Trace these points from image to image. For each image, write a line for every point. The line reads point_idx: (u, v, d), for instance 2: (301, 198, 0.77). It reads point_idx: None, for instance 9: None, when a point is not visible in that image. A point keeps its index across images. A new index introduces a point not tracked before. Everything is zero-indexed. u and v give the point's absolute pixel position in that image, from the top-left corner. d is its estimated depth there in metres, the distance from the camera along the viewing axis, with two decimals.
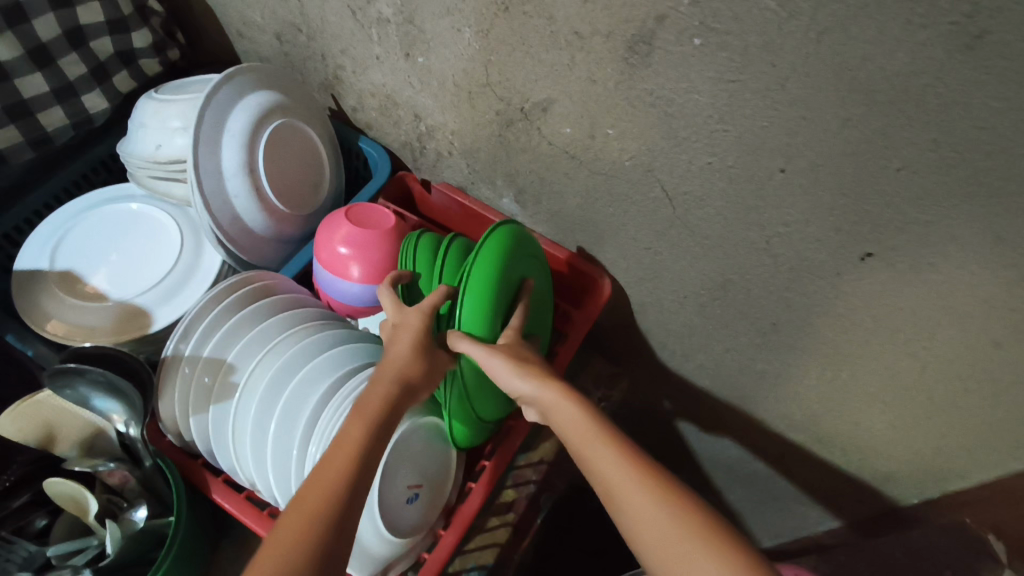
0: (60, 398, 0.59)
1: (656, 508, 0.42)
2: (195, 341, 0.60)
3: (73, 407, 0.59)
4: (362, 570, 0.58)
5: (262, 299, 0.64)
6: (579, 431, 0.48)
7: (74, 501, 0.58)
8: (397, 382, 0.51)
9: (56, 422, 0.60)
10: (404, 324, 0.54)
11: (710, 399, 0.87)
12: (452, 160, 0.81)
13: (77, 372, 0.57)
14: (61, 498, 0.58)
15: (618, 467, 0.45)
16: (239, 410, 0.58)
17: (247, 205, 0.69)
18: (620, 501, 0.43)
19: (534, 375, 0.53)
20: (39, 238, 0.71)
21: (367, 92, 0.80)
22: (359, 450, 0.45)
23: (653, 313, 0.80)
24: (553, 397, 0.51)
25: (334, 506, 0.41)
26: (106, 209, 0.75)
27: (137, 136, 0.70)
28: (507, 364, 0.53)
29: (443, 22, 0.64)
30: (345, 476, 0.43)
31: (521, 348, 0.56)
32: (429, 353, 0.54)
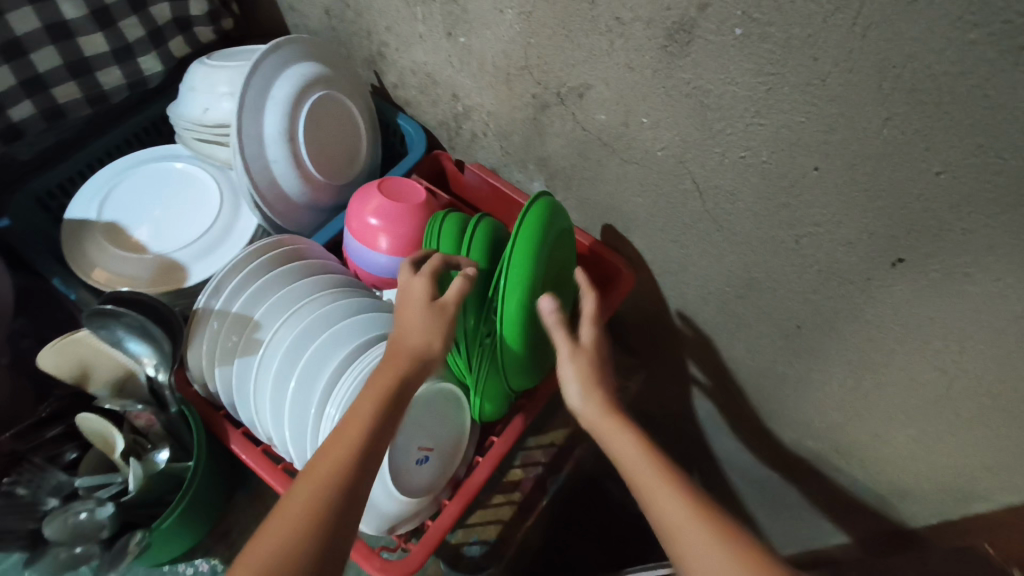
0: (97, 338, 0.61)
1: (699, 525, 0.45)
2: (227, 296, 0.62)
3: (107, 348, 0.62)
4: (370, 528, 0.59)
5: (292, 261, 0.67)
6: (637, 459, 0.50)
7: (102, 437, 0.61)
8: (410, 358, 0.53)
9: (90, 361, 0.62)
10: (410, 292, 0.55)
11: (732, 401, 0.86)
12: (487, 141, 0.82)
13: (114, 315, 0.58)
14: (91, 434, 0.61)
15: (669, 496, 0.47)
16: (261, 365, 0.60)
17: (284, 170, 0.71)
18: (671, 524, 0.46)
19: (596, 392, 0.56)
20: (89, 190, 0.74)
21: (407, 70, 0.82)
22: (365, 440, 0.47)
23: (677, 308, 0.79)
24: (613, 420, 0.54)
25: (339, 480, 0.44)
26: (153, 166, 0.77)
27: (186, 98, 0.73)
28: (577, 368, 0.57)
29: (485, 5, 0.64)
30: (345, 470, 0.45)
31: (596, 355, 0.59)
32: (439, 311, 0.54)
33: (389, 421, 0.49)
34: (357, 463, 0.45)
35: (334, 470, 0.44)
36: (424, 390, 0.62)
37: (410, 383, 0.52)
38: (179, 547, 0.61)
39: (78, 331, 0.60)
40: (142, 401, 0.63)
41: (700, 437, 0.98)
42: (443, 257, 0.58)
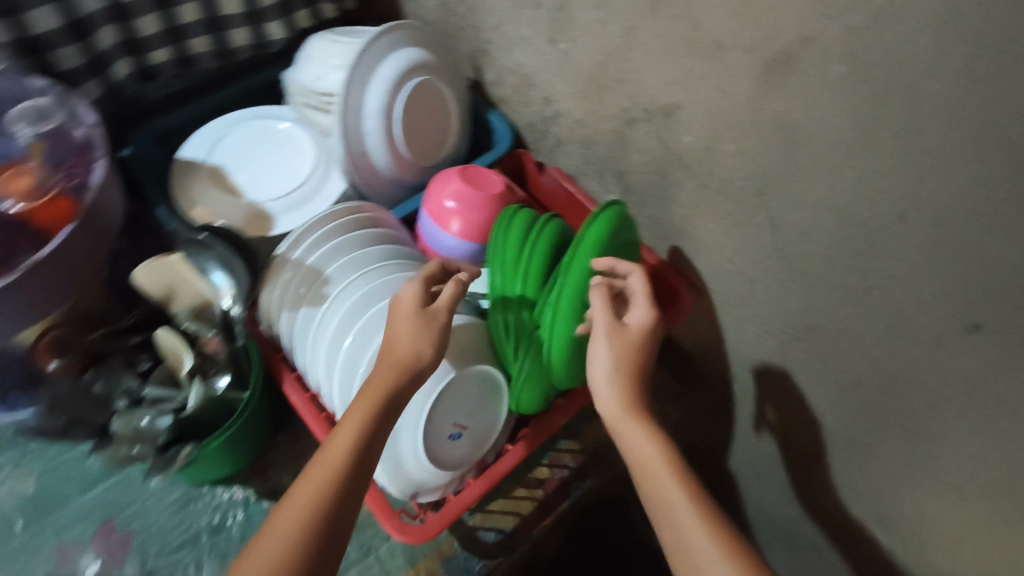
0: (185, 265, 0.64)
1: (702, 536, 0.51)
2: (304, 249, 0.67)
3: (192, 275, 0.64)
4: (396, 490, 0.62)
5: (367, 227, 0.71)
6: (651, 458, 0.57)
7: (174, 354, 0.64)
8: (400, 368, 0.55)
9: (176, 284, 0.65)
10: (403, 297, 0.59)
11: (769, 448, 0.84)
12: (570, 147, 0.84)
13: (203, 245, 0.64)
14: (166, 349, 0.64)
15: (681, 497, 0.54)
16: (323, 317, 0.64)
17: (376, 144, 0.75)
18: (677, 521, 0.53)
19: (622, 386, 0.60)
20: (202, 134, 0.80)
21: (506, 69, 0.85)
22: (338, 479, 0.50)
23: (733, 341, 0.79)
24: (631, 423, 0.59)
25: (323, 500, 0.49)
26: (264, 118, 0.82)
27: (301, 66, 0.79)
28: (610, 353, 0.60)
29: (592, 16, 0.67)
30: (331, 488, 0.50)
31: (635, 344, 0.61)
32: (429, 317, 0.58)
33: (379, 436, 0.53)
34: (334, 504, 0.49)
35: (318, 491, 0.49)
36: (467, 371, 0.64)
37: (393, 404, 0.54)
38: (223, 469, 0.66)
39: (179, 253, 0.64)
40: (215, 329, 0.63)
41: (733, 480, 0.95)
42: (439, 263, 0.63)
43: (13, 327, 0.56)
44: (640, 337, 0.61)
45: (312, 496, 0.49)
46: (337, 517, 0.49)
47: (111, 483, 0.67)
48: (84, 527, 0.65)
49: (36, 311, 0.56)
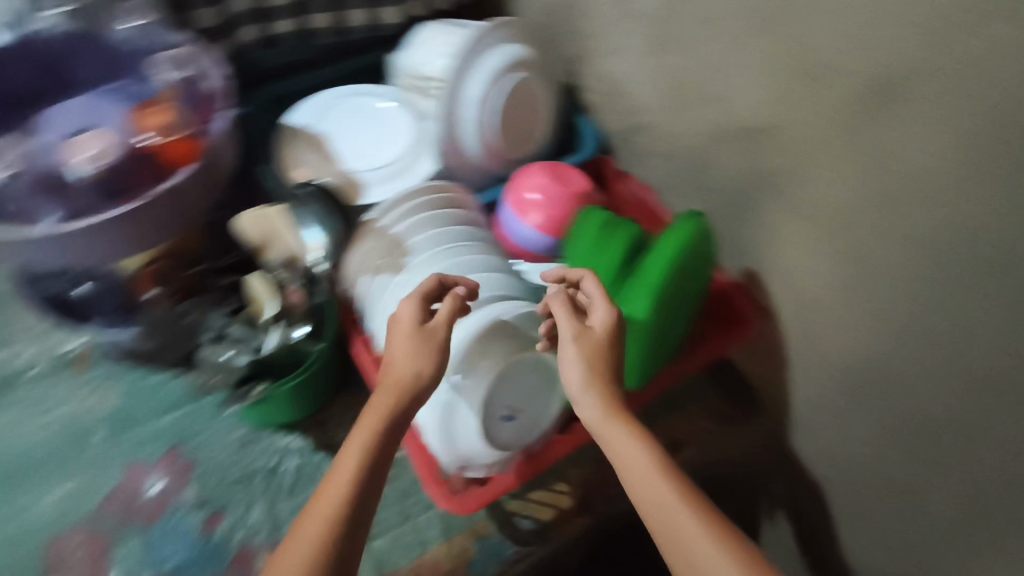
0: (283, 218, 0.70)
1: (701, 536, 0.49)
2: (391, 220, 0.70)
3: (286, 229, 0.69)
4: (445, 459, 0.63)
5: (451, 208, 0.74)
6: (637, 463, 0.53)
7: (259, 298, 0.68)
8: (400, 387, 0.55)
9: (272, 236, 0.70)
10: (399, 316, 0.58)
11: (814, 502, 0.80)
12: (651, 159, 0.84)
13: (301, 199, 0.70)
14: (253, 293, 0.68)
15: (672, 499, 0.51)
16: (399, 285, 0.66)
17: (470, 130, 0.78)
18: (671, 526, 0.50)
19: (599, 391, 0.56)
20: (312, 104, 0.85)
21: (598, 77, 0.85)
22: (348, 499, 0.50)
23: (791, 380, 0.75)
24: (615, 426, 0.55)
25: (336, 522, 0.48)
26: (369, 94, 0.86)
27: (409, 49, 0.83)
28: (579, 360, 0.57)
29: (697, 29, 0.68)
30: (343, 509, 0.49)
31: (603, 344, 0.58)
32: (428, 334, 0.57)
33: (387, 455, 0.53)
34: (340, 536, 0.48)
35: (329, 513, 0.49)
36: (530, 354, 0.65)
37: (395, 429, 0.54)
38: (289, 415, 0.69)
39: (280, 205, 0.70)
40: (298, 279, 0.67)
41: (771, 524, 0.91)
42: (438, 277, 0.61)
43: (122, 253, 0.60)
44: (607, 337, 0.58)
45: (314, 533, 0.48)
46: (343, 550, 0.48)
47: (183, 412, 0.72)
48: (154, 449, 0.70)
49: (143, 242, 0.60)
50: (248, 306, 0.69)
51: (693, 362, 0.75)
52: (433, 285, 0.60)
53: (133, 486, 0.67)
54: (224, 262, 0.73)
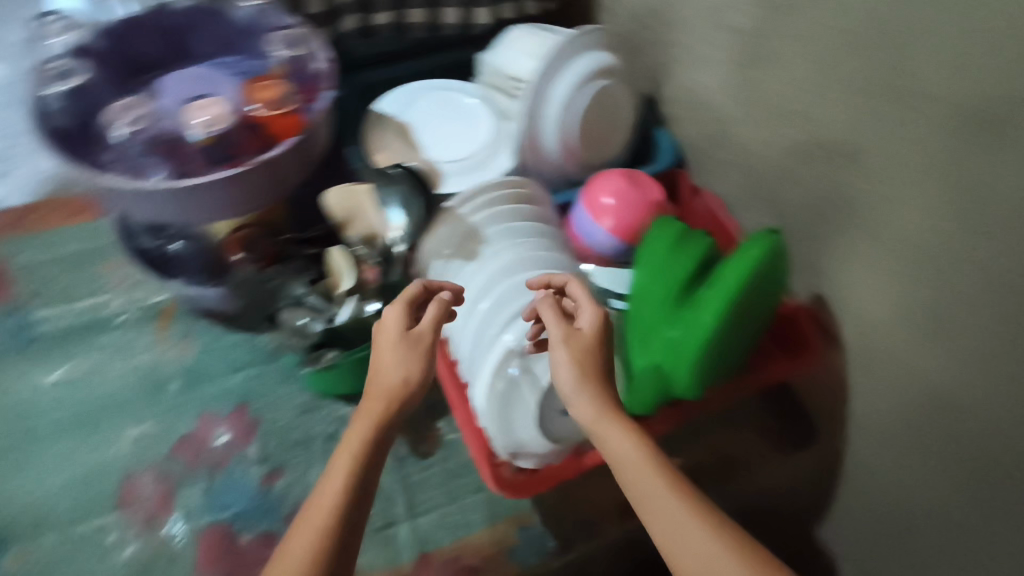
0: (370, 197, 0.72)
1: (702, 534, 0.48)
2: (470, 207, 0.72)
3: (370, 208, 0.71)
4: (500, 445, 0.64)
5: (526, 204, 0.75)
6: (632, 462, 0.52)
7: (338, 271, 0.70)
8: (388, 395, 0.52)
9: (356, 212, 0.72)
10: (383, 320, 0.56)
11: (859, 545, 0.76)
12: (729, 175, 0.83)
13: (387, 180, 0.73)
14: (333, 265, 0.70)
15: (671, 497, 0.49)
16: (473, 272, 0.69)
17: (551, 131, 0.79)
18: (670, 525, 0.49)
19: (591, 391, 0.54)
20: (401, 94, 0.88)
21: (683, 90, 0.86)
22: (335, 519, 0.47)
23: (851, 415, 0.72)
24: (609, 425, 0.53)
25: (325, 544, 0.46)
26: (456, 88, 0.89)
27: (498, 49, 0.85)
28: (569, 361, 0.55)
29: (791, 47, 0.67)
30: (331, 528, 0.46)
31: (593, 344, 0.57)
32: (415, 340, 0.55)
33: (375, 469, 0.51)
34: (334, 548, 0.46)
35: (314, 534, 0.46)
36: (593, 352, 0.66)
37: (387, 436, 0.52)
38: (353, 386, 0.72)
39: (368, 184, 0.72)
40: (376, 257, 0.70)
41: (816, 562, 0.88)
42: (422, 283, 0.60)
43: (218, 214, 0.64)
44: (597, 336, 0.57)
45: (303, 548, 0.46)
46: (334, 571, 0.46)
47: (252, 373, 0.75)
48: (225, 403, 0.74)
49: (239, 206, 0.64)
50: (326, 277, 0.71)
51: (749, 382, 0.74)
52: (418, 289, 0.59)
53: (204, 435, 0.71)
54: (315, 232, 0.77)
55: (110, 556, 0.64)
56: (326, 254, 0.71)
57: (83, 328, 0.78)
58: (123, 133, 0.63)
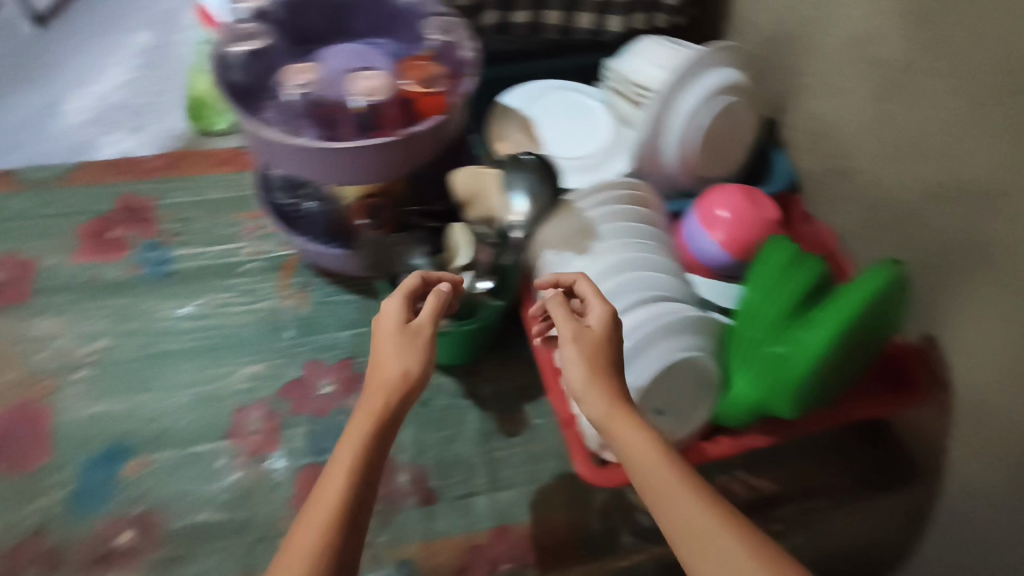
0: (496, 181, 0.73)
1: (718, 531, 0.47)
2: (586, 203, 0.73)
3: (494, 191, 0.73)
4: (592, 438, 0.65)
5: (638, 207, 0.76)
6: (645, 458, 0.51)
7: (457, 246, 0.74)
8: (390, 388, 0.53)
9: (479, 194, 0.74)
10: (384, 310, 0.58)
11: None
12: (847, 207, 0.82)
13: (515, 164, 0.72)
14: (453, 240, 0.74)
15: (686, 494, 0.49)
16: (583, 266, 0.71)
17: (673, 141, 0.80)
18: (684, 522, 0.48)
19: (602, 386, 0.54)
20: (526, 90, 0.91)
21: (809, 117, 0.85)
22: (338, 519, 0.47)
23: (951, 469, 0.69)
24: (621, 421, 0.53)
25: (329, 546, 0.45)
26: (579, 91, 0.91)
27: (627, 57, 0.87)
28: (580, 357, 0.55)
29: (940, 83, 0.66)
30: (337, 528, 0.46)
31: (602, 340, 0.56)
32: (412, 332, 0.56)
33: (380, 463, 0.51)
34: (340, 539, 0.46)
35: (318, 535, 0.46)
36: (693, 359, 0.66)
37: (390, 426, 0.52)
38: (456, 355, 0.76)
39: (496, 169, 0.74)
40: (493, 238, 0.72)
41: None
42: (420, 274, 0.62)
43: (352, 177, 0.67)
44: (605, 332, 0.57)
45: (309, 541, 0.46)
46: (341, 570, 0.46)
47: (360, 332, 0.81)
48: (333, 355, 0.79)
49: (371, 173, 0.67)
50: (443, 251, 0.75)
51: (849, 414, 0.71)
52: (416, 282, 0.61)
53: (310, 382, 0.77)
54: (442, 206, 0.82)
55: (215, 478, 0.70)
56: (448, 229, 0.75)
57: (215, 269, 0.85)
58: (292, 94, 0.66)
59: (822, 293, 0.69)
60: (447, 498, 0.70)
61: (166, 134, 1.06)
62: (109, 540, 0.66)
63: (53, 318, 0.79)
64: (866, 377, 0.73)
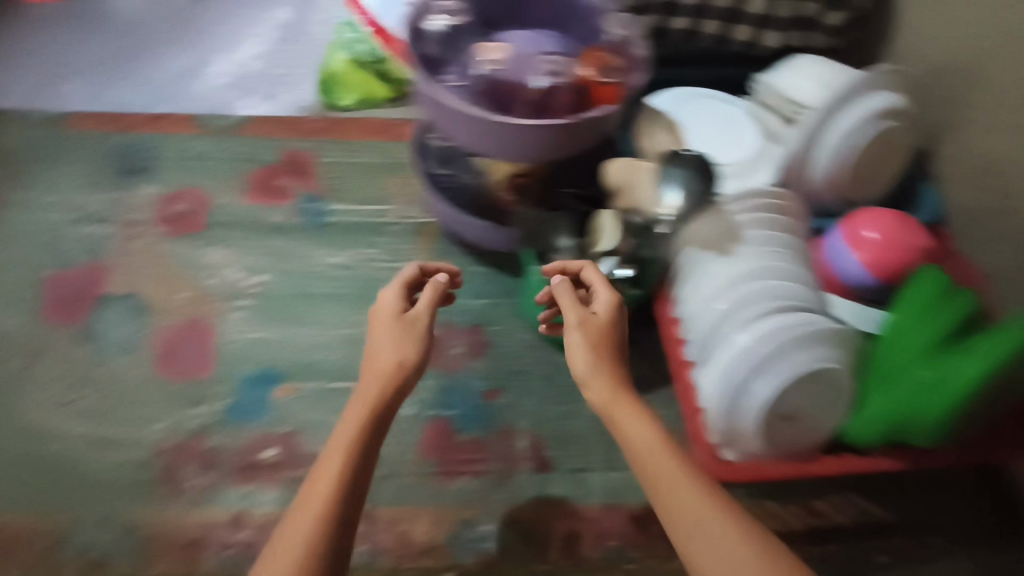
0: (649, 175, 0.77)
1: (705, 507, 0.52)
2: (731, 207, 0.74)
3: (647, 184, 0.76)
4: (717, 431, 0.69)
5: (780, 216, 0.75)
6: (642, 440, 0.56)
7: (602, 230, 0.76)
8: (385, 377, 0.58)
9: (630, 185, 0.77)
10: (382, 302, 0.64)
11: None
12: (999, 247, 0.80)
13: (671, 159, 0.76)
14: (598, 225, 0.77)
15: (676, 473, 0.54)
16: (721, 268, 0.73)
17: (825, 158, 0.80)
18: (675, 500, 0.53)
19: (605, 370, 0.60)
20: (673, 95, 0.93)
21: (968, 151, 0.83)
22: (330, 504, 0.51)
23: None
24: (622, 405, 0.58)
25: (329, 520, 0.50)
26: (725, 99, 0.92)
27: (783, 72, 0.88)
28: (585, 342, 0.61)
29: None
30: (335, 508, 0.51)
31: (605, 327, 0.63)
32: (410, 323, 0.62)
33: (374, 449, 0.56)
34: (339, 518, 0.51)
35: (315, 515, 0.51)
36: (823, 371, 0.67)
37: (385, 415, 0.57)
38: None
39: (650, 164, 0.77)
40: (640, 227, 0.75)
41: None
42: (419, 265, 0.68)
43: (522, 153, 0.71)
44: (608, 319, 0.63)
45: (311, 517, 0.51)
46: (338, 546, 0.50)
47: (492, 302, 0.85)
48: (465, 319, 0.84)
49: (541, 151, 0.71)
50: (586, 236, 0.77)
51: (978, 455, 0.70)
52: (416, 272, 0.68)
53: (443, 341, 0.82)
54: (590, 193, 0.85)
55: None
56: (593, 214, 0.78)
57: (364, 226, 0.91)
58: (483, 69, 0.72)
59: (970, 329, 0.68)
60: (559, 469, 0.75)
61: (298, 106, 1.02)
62: (260, 452, 0.73)
63: (223, 249, 0.88)
64: (1007, 421, 0.70)
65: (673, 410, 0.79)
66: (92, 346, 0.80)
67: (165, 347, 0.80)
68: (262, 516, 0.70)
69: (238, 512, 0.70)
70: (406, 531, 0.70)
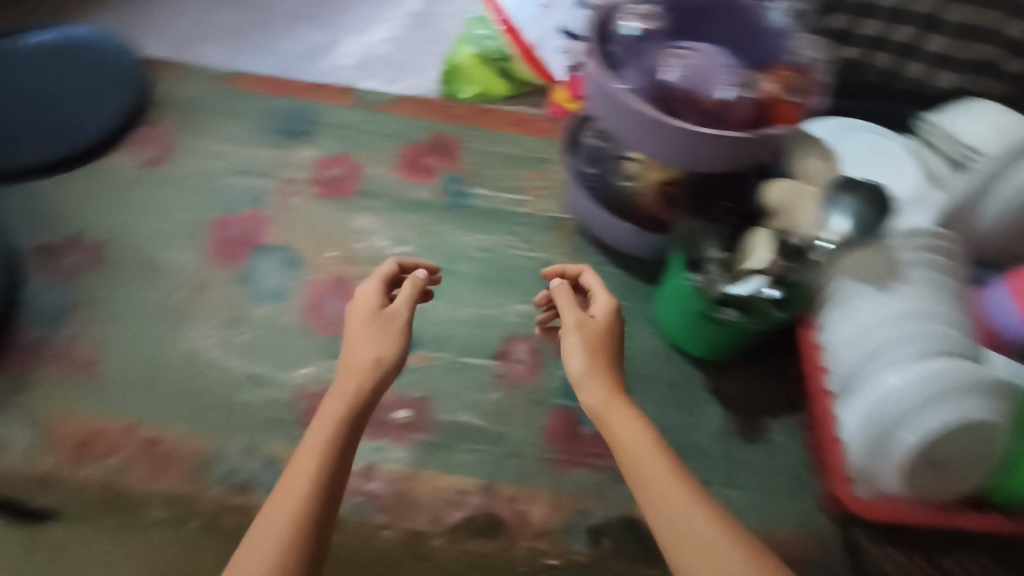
0: (814, 198, 0.74)
1: (693, 510, 0.51)
2: (895, 244, 0.73)
3: (810, 206, 0.73)
4: (855, 465, 0.69)
5: (944, 259, 0.73)
6: (636, 443, 0.56)
7: (753, 246, 0.73)
8: (364, 371, 0.60)
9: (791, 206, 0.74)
10: (359, 299, 0.66)
11: None
12: None
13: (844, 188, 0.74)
14: (750, 242, 0.73)
15: (665, 476, 0.53)
16: (877, 304, 0.72)
17: None
18: (665, 506, 0.52)
19: (601, 374, 0.61)
20: (831, 124, 0.90)
21: None
22: (309, 484, 0.52)
23: None
24: (616, 408, 0.59)
25: (306, 500, 0.51)
26: (886, 134, 0.87)
27: (957, 115, 0.85)
28: (581, 346, 0.63)
29: None
30: (310, 488, 0.52)
31: (606, 332, 0.64)
32: (388, 318, 0.64)
33: (351, 437, 0.57)
34: (319, 496, 0.52)
35: (296, 492, 0.52)
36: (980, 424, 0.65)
37: (365, 408, 0.58)
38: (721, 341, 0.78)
39: (815, 187, 0.74)
40: (797, 249, 0.72)
41: None
42: (394, 263, 0.70)
43: (699, 161, 0.71)
44: (606, 322, 0.65)
45: (292, 494, 0.52)
46: (318, 528, 0.51)
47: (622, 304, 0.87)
48: None
49: (720, 162, 0.71)
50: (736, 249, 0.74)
51: None
52: (390, 270, 0.69)
53: None
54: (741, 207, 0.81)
55: (482, 390, 0.80)
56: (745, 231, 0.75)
57: (503, 211, 0.94)
58: (672, 74, 0.73)
59: None
60: None
61: (417, 89, 1.05)
62: (393, 411, 0.77)
63: (371, 216, 0.92)
64: None
65: (797, 438, 0.79)
66: (247, 290, 0.85)
67: (313, 300, 0.85)
68: (392, 471, 0.74)
69: (370, 464, 0.74)
70: (524, 510, 0.73)
